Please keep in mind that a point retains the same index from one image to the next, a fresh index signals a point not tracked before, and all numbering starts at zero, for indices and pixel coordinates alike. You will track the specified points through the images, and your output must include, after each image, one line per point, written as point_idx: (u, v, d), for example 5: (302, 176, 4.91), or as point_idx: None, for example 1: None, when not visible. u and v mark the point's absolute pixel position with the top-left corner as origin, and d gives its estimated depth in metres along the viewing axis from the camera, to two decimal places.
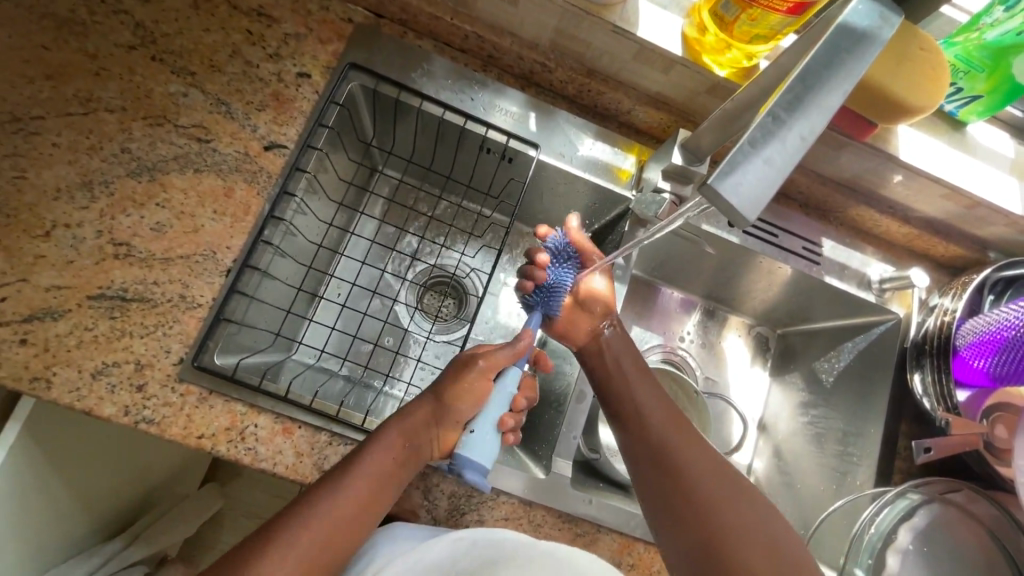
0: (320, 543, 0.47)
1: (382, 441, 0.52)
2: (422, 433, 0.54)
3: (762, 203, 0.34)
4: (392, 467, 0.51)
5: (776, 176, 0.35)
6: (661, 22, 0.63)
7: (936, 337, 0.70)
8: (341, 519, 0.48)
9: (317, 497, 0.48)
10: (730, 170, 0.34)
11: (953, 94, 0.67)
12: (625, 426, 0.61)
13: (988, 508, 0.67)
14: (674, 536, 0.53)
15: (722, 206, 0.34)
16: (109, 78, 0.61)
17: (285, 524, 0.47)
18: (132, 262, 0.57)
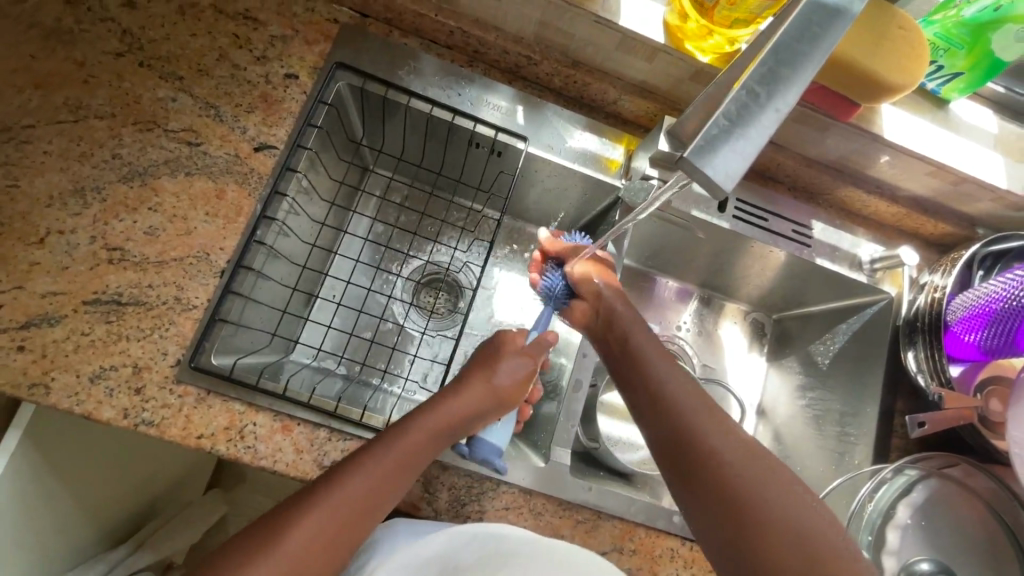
0: (342, 520, 0.46)
1: (415, 424, 0.52)
2: (452, 417, 0.54)
3: (738, 174, 0.35)
4: (423, 451, 0.52)
5: (751, 147, 0.36)
6: (641, 10, 0.63)
7: (928, 314, 0.70)
8: (363, 499, 0.47)
9: (342, 475, 0.47)
10: (704, 142, 0.35)
11: (935, 72, 0.67)
12: (648, 412, 0.55)
13: (986, 482, 0.67)
14: (709, 531, 0.48)
15: (699, 180, 0.36)
16: (98, 86, 0.62)
17: (305, 501, 0.46)
18: (127, 266, 0.57)
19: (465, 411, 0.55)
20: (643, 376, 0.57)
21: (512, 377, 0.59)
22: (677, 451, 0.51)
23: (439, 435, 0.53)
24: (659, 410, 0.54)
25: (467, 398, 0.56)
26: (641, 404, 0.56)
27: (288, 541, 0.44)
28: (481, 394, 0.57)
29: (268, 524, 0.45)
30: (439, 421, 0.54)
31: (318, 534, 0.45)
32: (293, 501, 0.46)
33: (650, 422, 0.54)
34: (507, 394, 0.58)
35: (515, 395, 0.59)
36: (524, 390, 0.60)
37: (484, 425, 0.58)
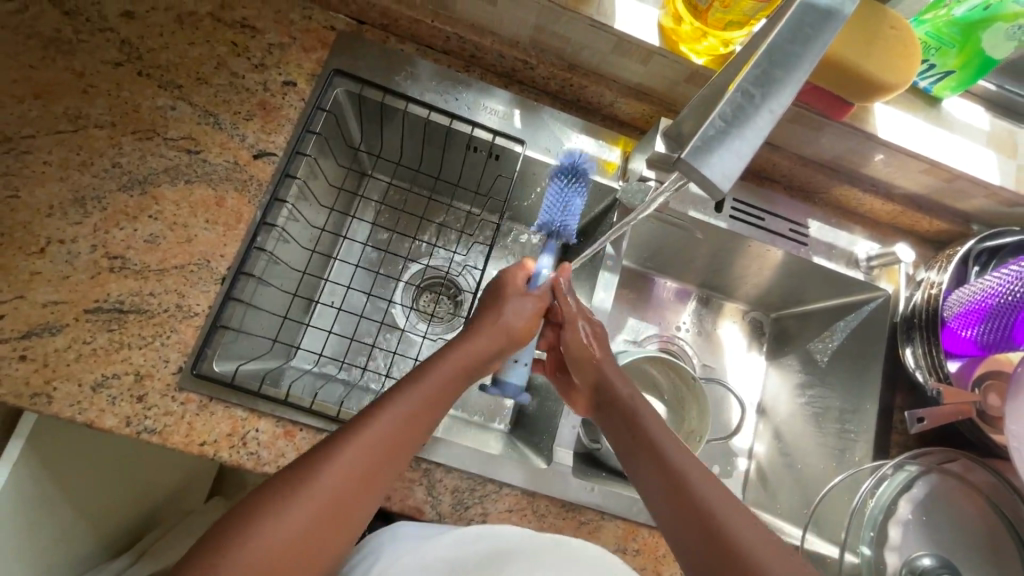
0: (375, 457, 0.46)
1: (455, 347, 0.56)
2: (473, 354, 0.56)
3: (735, 174, 0.36)
4: (445, 388, 0.53)
5: (747, 147, 0.36)
6: (636, 14, 0.64)
7: (925, 310, 0.70)
8: (395, 435, 0.48)
9: (370, 414, 0.48)
10: (700, 143, 0.36)
11: (927, 71, 0.68)
12: (640, 461, 0.54)
13: (985, 476, 0.67)
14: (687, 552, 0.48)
15: (695, 180, 0.37)
16: (96, 95, 0.62)
17: (336, 442, 0.46)
18: (127, 275, 0.58)
19: (481, 349, 0.57)
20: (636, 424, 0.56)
21: (518, 314, 0.59)
22: (669, 501, 0.50)
23: (462, 370, 0.55)
24: (652, 458, 0.53)
25: (481, 339, 0.57)
26: (634, 453, 0.55)
27: (325, 479, 0.44)
28: (494, 333, 0.58)
29: (298, 467, 0.45)
30: (457, 359, 0.55)
31: (373, 448, 0.47)
32: (322, 444, 0.46)
33: (642, 472, 0.54)
34: (518, 331, 0.59)
35: (526, 332, 0.60)
36: (535, 324, 0.61)
37: (498, 363, 0.59)
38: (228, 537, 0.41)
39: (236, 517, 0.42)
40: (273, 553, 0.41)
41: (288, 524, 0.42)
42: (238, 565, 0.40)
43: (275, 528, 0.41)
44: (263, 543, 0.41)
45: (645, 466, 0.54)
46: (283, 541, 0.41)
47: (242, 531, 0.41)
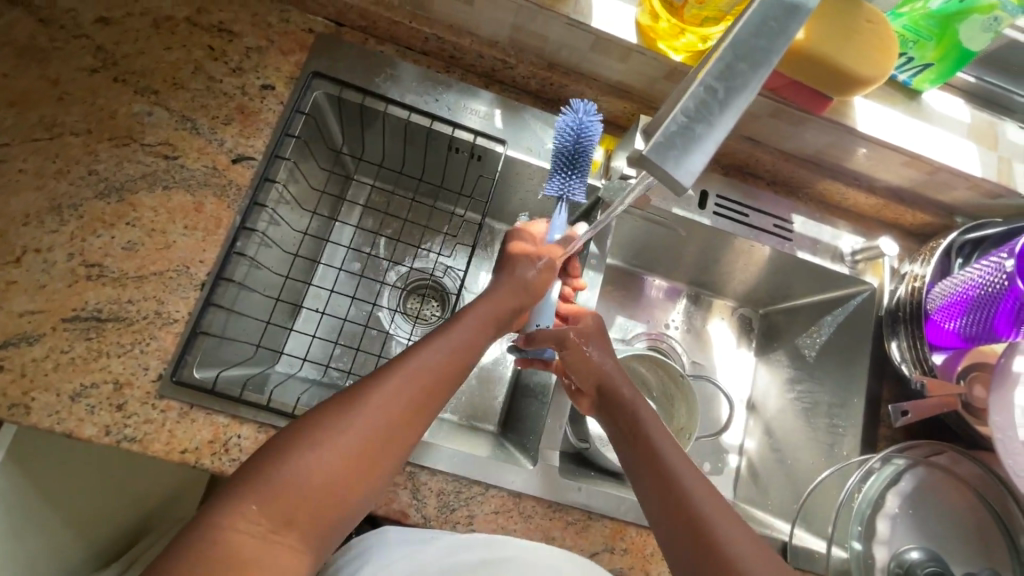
0: (406, 404, 0.48)
1: (486, 299, 0.58)
2: (502, 308, 0.59)
3: (698, 170, 0.37)
4: (471, 341, 0.55)
5: (710, 143, 0.37)
6: (613, 12, 0.64)
7: (909, 303, 0.71)
8: (424, 384, 0.49)
9: (411, 350, 0.51)
10: (663, 138, 0.36)
11: (905, 64, 0.68)
12: (639, 471, 0.54)
13: (972, 468, 0.67)
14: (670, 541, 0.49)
15: (659, 175, 0.37)
16: (72, 102, 0.61)
17: (368, 388, 0.47)
18: (105, 282, 0.57)
19: (508, 305, 0.59)
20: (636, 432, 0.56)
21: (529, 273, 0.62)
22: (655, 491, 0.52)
23: (491, 322, 0.57)
24: (650, 467, 0.53)
25: (502, 294, 0.59)
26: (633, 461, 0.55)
27: (358, 421, 0.45)
28: (514, 289, 0.60)
29: (331, 407, 0.46)
30: (483, 312, 0.57)
31: (412, 384, 0.49)
32: (352, 389, 0.48)
33: (641, 481, 0.53)
34: (534, 284, 0.61)
35: (541, 285, 0.62)
36: (549, 278, 0.63)
37: (522, 317, 0.63)
38: (265, 468, 0.43)
39: (272, 452, 0.44)
40: (309, 485, 0.42)
41: (323, 459, 0.43)
42: (287, 476, 0.42)
43: (311, 462, 0.43)
44: (299, 475, 0.42)
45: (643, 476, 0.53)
46: (319, 474, 0.43)
47: (280, 463, 0.43)
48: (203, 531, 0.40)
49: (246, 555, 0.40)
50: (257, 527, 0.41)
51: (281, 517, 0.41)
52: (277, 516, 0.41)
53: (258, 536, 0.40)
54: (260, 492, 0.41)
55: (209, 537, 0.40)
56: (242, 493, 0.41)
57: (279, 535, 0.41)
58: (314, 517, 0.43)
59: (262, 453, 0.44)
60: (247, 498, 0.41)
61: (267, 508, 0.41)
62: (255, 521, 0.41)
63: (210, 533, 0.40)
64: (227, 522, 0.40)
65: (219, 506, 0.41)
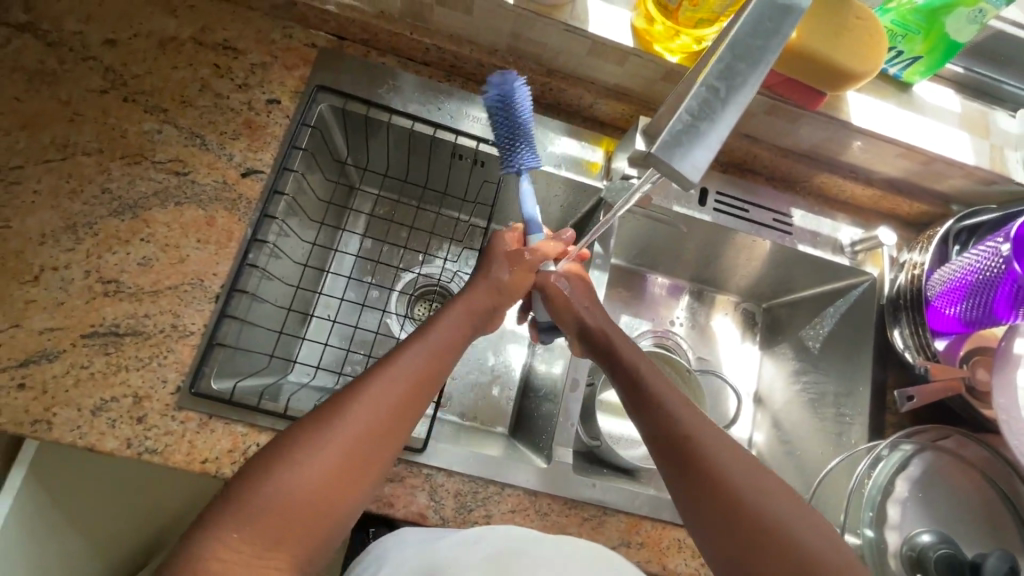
0: (383, 417, 0.49)
1: (456, 301, 0.60)
2: (474, 309, 0.60)
3: (704, 166, 0.38)
4: (447, 348, 0.56)
5: (714, 139, 0.39)
6: (610, 16, 0.66)
7: (909, 291, 0.72)
8: (400, 396, 0.50)
9: (386, 360, 0.52)
10: (668, 136, 0.38)
11: (895, 57, 0.70)
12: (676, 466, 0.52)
13: (979, 451, 0.68)
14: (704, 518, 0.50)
15: (667, 171, 0.39)
16: (84, 123, 0.63)
17: (342, 404, 0.48)
18: (122, 298, 0.58)
19: (481, 305, 0.61)
20: (669, 422, 0.54)
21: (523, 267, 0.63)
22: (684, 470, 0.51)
23: (465, 324, 0.59)
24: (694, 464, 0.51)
25: (477, 296, 0.61)
26: (667, 457, 0.53)
27: (335, 438, 0.46)
28: (490, 291, 0.62)
29: (305, 426, 0.47)
30: (459, 316, 0.59)
31: (388, 396, 0.49)
32: (326, 407, 0.48)
33: (680, 480, 0.51)
34: (508, 284, 0.63)
35: (517, 284, 0.64)
36: (526, 276, 0.64)
37: (498, 316, 0.65)
38: (244, 494, 0.43)
39: (250, 477, 0.44)
40: (290, 507, 0.43)
41: (302, 480, 0.44)
42: (268, 500, 0.43)
43: (290, 484, 0.44)
44: (280, 497, 0.43)
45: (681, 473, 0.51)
46: (300, 495, 0.44)
47: (260, 487, 0.44)
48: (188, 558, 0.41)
49: None
50: (243, 553, 0.42)
51: (267, 539, 0.42)
52: (262, 540, 0.42)
53: (244, 561, 0.41)
54: (242, 517, 0.42)
55: (192, 566, 0.40)
56: (225, 519, 0.42)
57: (267, 557, 0.42)
58: (299, 535, 0.43)
59: (238, 480, 0.44)
60: (229, 524, 0.42)
61: (250, 532, 0.42)
62: (238, 548, 0.42)
63: (193, 564, 0.41)
64: (211, 552, 0.41)
65: (202, 535, 0.42)
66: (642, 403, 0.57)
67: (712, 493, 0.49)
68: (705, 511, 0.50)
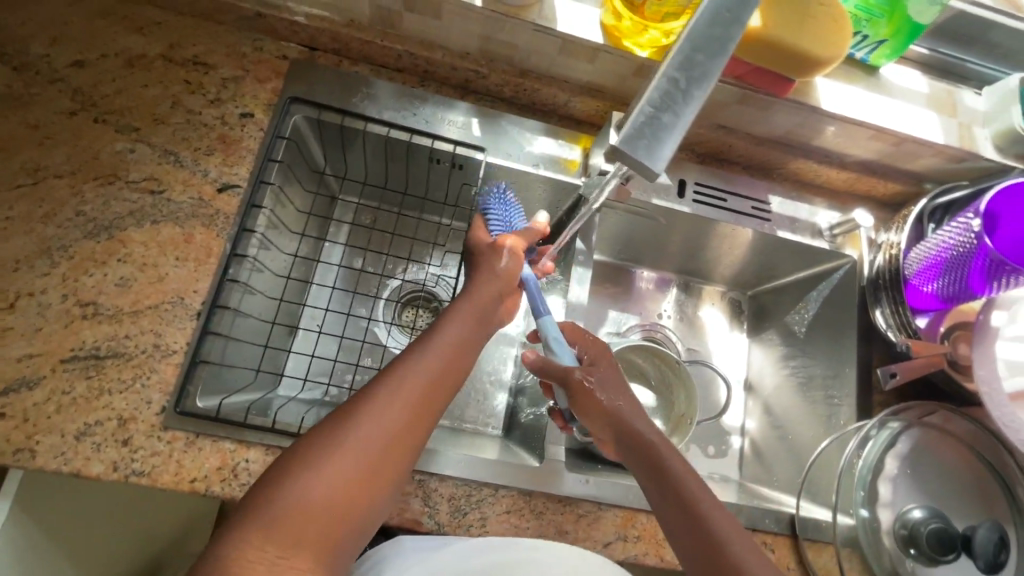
0: (397, 420, 0.48)
1: (474, 289, 0.60)
2: (486, 299, 0.60)
3: (667, 157, 0.40)
4: (459, 341, 0.56)
5: (676, 131, 0.40)
6: (578, 15, 0.66)
7: (887, 271, 0.73)
8: (412, 397, 0.50)
9: (404, 356, 0.52)
10: (629, 128, 0.39)
11: (861, 42, 0.71)
12: (675, 519, 0.52)
13: (965, 424, 0.69)
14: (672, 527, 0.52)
15: (630, 162, 0.40)
16: (55, 146, 0.62)
17: (362, 401, 0.49)
18: (101, 320, 0.58)
19: (494, 293, 0.61)
20: (648, 451, 0.55)
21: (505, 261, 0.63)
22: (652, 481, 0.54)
23: (479, 313, 0.59)
24: (689, 518, 0.51)
25: (486, 289, 0.60)
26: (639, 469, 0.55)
27: (354, 435, 0.47)
28: (500, 277, 0.62)
29: (326, 426, 0.47)
30: (466, 316, 0.58)
31: (408, 391, 0.50)
32: (339, 412, 0.48)
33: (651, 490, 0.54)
34: (508, 272, 0.62)
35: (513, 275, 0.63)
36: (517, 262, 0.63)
37: (507, 303, 0.64)
38: (268, 493, 0.44)
39: (276, 476, 0.45)
40: (313, 504, 0.43)
41: (323, 479, 0.44)
42: (292, 499, 0.43)
43: (311, 484, 0.44)
44: (301, 498, 0.44)
45: (679, 524, 0.52)
46: (323, 493, 0.44)
47: (279, 489, 0.44)
48: (216, 562, 0.41)
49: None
50: (267, 553, 0.41)
51: (290, 539, 0.42)
52: (287, 538, 0.42)
53: (270, 562, 0.41)
54: (265, 518, 0.42)
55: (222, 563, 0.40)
56: (246, 522, 0.42)
57: (290, 558, 0.42)
58: (323, 533, 0.43)
59: (264, 482, 0.45)
60: (250, 527, 0.42)
61: (271, 534, 0.42)
62: (263, 547, 0.41)
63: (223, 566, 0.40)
64: (238, 552, 0.41)
65: (224, 540, 0.42)
66: (617, 430, 0.57)
67: (698, 530, 0.51)
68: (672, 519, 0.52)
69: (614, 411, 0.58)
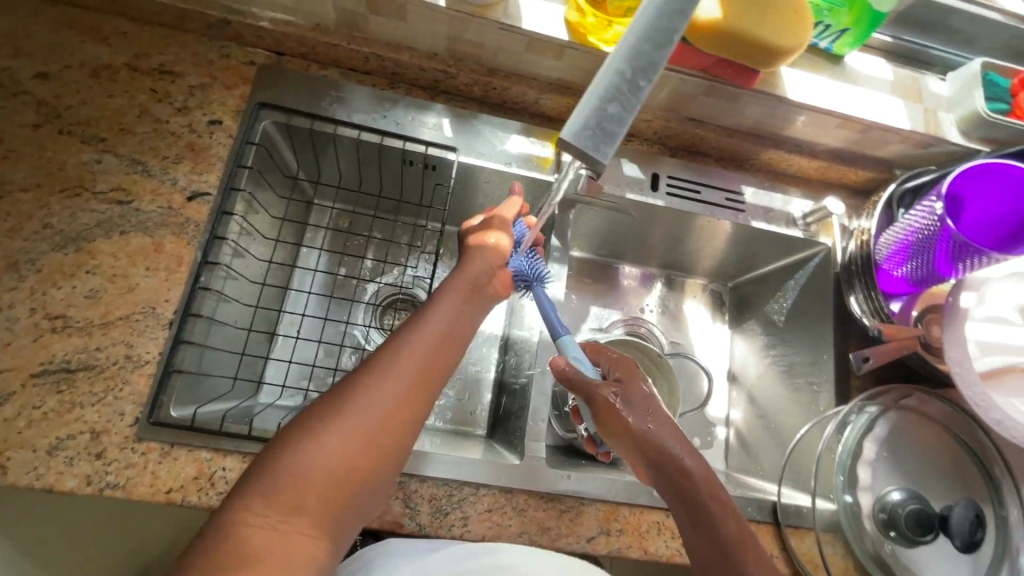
0: (397, 391, 0.48)
1: (473, 263, 0.61)
2: (480, 273, 0.60)
3: (611, 148, 0.40)
4: (456, 314, 0.56)
5: (622, 122, 0.40)
6: (543, 13, 0.67)
7: (859, 257, 0.74)
8: (412, 368, 0.50)
9: (404, 329, 0.53)
10: (576, 121, 0.40)
11: (824, 32, 0.71)
12: (698, 544, 0.50)
13: (940, 406, 0.70)
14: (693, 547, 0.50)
15: (578, 155, 0.40)
16: (20, 159, 0.62)
17: (364, 372, 0.49)
18: (71, 332, 0.57)
19: (486, 269, 0.61)
20: (676, 475, 0.52)
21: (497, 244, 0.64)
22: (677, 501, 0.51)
23: (475, 288, 0.59)
24: (712, 544, 0.49)
25: (483, 272, 0.61)
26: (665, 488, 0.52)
27: (355, 405, 0.47)
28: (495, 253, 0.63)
29: (328, 396, 0.47)
30: (461, 291, 0.58)
31: (408, 362, 0.50)
32: (342, 385, 0.48)
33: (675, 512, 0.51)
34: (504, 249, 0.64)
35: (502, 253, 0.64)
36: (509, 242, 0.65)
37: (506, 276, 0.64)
38: (270, 460, 0.44)
39: (277, 443, 0.45)
40: (313, 473, 0.44)
41: (323, 449, 0.44)
42: (292, 467, 0.43)
43: (311, 452, 0.44)
44: (301, 466, 0.44)
45: (700, 546, 0.49)
46: (323, 462, 0.44)
47: (281, 456, 0.44)
48: (217, 526, 0.41)
49: (259, 544, 0.41)
50: (268, 519, 0.41)
51: (290, 505, 0.42)
52: (287, 505, 0.42)
53: (270, 526, 0.41)
54: (265, 484, 0.43)
55: (225, 530, 0.41)
56: (249, 489, 0.42)
57: (291, 524, 0.42)
58: (322, 501, 0.44)
59: (266, 451, 0.45)
60: (253, 493, 0.42)
61: (273, 501, 0.42)
62: (263, 513, 0.42)
63: (224, 531, 0.41)
64: (237, 517, 0.41)
65: (228, 508, 0.42)
66: (642, 450, 0.53)
67: (722, 555, 0.48)
68: (695, 540, 0.50)
69: (640, 432, 0.53)
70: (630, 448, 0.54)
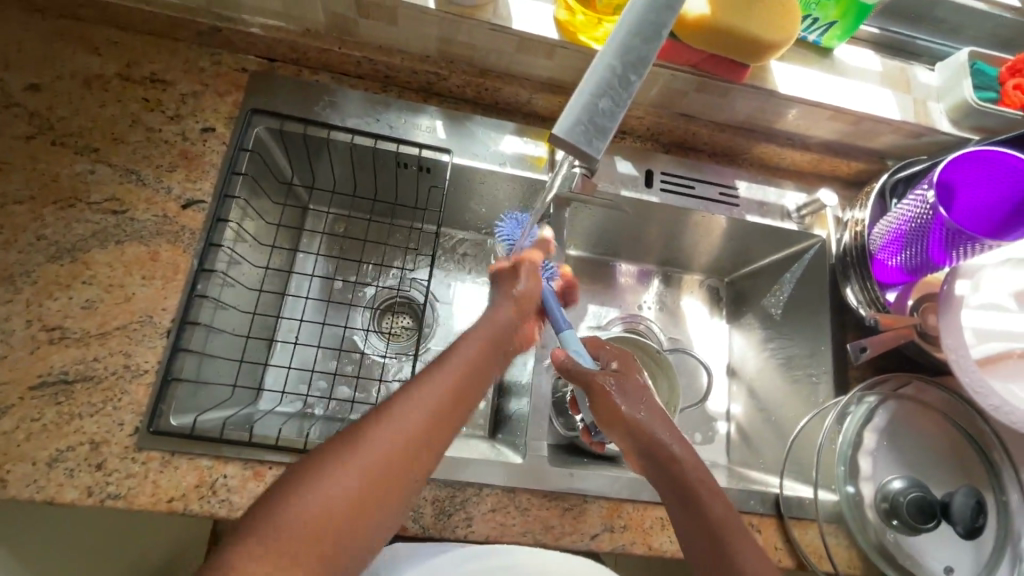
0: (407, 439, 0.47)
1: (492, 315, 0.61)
2: (500, 327, 0.60)
3: (603, 143, 0.40)
4: (472, 362, 0.55)
5: (613, 118, 0.41)
6: (532, 13, 0.67)
7: (854, 248, 0.75)
8: (424, 416, 0.49)
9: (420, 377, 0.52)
10: (568, 117, 0.40)
11: (812, 25, 0.72)
12: (694, 539, 0.50)
13: (938, 394, 0.70)
14: (691, 543, 0.50)
15: (571, 150, 0.41)
16: (13, 171, 0.61)
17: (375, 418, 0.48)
18: (68, 343, 0.57)
19: (506, 323, 0.61)
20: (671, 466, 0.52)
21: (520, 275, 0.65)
22: (673, 494, 0.52)
23: (495, 342, 0.59)
24: (710, 539, 0.49)
25: (499, 314, 0.61)
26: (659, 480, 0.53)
27: (364, 452, 0.46)
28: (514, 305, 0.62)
29: (339, 440, 0.47)
30: (480, 342, 0.57)
31: (420, 411, 0.49)
32: (351, 431, 0.47)
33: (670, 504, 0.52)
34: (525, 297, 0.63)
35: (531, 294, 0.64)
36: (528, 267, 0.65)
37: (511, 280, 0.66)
38: (275, 504, 0.43)
39: (284, 487, 0.44)
40: (315, 520, 0.42)
41: (327, 495, 0.43)
42: (296, 514, 0.42)
43: (316, 499, 0.43)
44: (304, 512, 0.42)
45: (694, 538, 0.50)
46: (326, 510, 0.43)
47: (285, 500, 0.43)
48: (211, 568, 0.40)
49: None
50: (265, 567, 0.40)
51: (288, 554, 0.41)
52: (285, 553, 0.41)
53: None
54: (266, 530, 0.41)
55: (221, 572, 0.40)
56: (251, 533, 0.41)
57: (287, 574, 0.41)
58: (320, 552, 0.42)
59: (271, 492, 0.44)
60: (255, 538, 0.41)
61: (274, 548, 0.41)
62: (261, 561, 0.40)
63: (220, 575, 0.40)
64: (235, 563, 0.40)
65: (230, 549, 0.41)
66: (637, 441, 0.54)
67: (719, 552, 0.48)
68: (692, 533, 0.50)
69: (635, 422, 0.54)
70: (625, 437, 0.55)
